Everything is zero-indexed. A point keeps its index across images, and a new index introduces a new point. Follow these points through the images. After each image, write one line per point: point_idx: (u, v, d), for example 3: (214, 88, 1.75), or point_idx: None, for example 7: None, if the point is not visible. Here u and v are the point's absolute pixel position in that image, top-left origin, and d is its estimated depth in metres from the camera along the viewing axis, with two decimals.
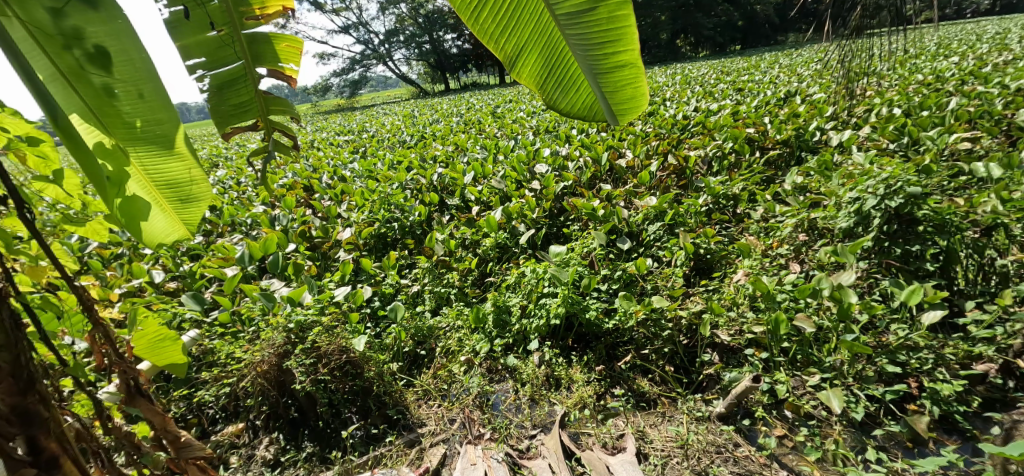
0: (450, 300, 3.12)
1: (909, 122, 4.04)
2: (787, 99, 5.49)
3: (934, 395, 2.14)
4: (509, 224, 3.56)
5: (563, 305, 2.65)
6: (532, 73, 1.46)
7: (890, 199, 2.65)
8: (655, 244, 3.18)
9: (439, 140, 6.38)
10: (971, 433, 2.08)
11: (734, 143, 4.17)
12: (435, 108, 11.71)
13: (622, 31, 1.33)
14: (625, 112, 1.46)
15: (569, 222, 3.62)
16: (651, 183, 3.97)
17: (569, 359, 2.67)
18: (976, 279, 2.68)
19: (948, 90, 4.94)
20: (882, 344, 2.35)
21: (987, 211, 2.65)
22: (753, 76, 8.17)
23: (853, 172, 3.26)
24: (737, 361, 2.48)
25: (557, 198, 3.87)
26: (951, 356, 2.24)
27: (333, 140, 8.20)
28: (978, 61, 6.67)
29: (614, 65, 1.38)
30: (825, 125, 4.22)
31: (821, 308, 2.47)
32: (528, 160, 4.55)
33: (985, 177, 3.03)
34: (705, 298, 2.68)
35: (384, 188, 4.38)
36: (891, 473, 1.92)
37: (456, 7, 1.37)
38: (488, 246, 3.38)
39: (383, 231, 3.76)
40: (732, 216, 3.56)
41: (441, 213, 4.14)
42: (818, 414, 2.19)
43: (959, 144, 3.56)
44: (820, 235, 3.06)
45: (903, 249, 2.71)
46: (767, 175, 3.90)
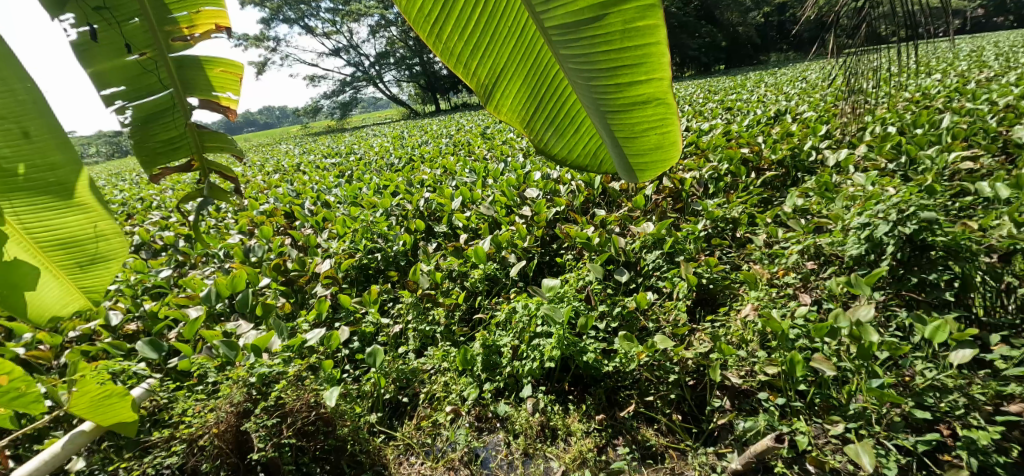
0: (436, 339, 2.88)
1: (905, 140, 3.87)
2: (778, 118, 5.33)
3: (970, 444, 1.92)
4: (498, 254, 3.35)
5: (558, 347, 2.41)
6: (514, 106, 1.31)
7: (903, 226, 2.46)
8: (654, 274, 2.97)
9: (427, 163, 6.18)
10: None
11: (730, 165, 3.97)
12: (425, 130, 11.50)
13: (647, 49, 1.08)
14: (651, 163, 1.28)
15: (563, 252, 3.41)
16: (647, 207, 3.75)
17: (566, 406, 2.46)
18: (996, 306, 2.46)
19: (936, 108, 4.84)
20: (906, 388, 2.15)
21: (1004, 234, 2.47)
22: (742, 95, 8.07)
23: (857, 194, 3.05)
24: (750, 406, 2.28)
25: (550, 224, 3.67)
26: (982, 397, 2.03)
27: (319, 163, 7.97)
28: (960, 78, 6.60)
29: (629, 101, 1.17)
30: (821, 144, 4.06)
31: (839, 347, 2.26)
32: (518, 184, 4.36)
33: (991, 198, 2.84)
34: (712, 335, 2.47)
35: (365, 214, 4.13)
36: None
37: (413, 21, 1.20)
38: (475, 279, 3.15)
39: (365, 262, 3.53)
40: (732, 241, 3.29)
41: (428, 240, 3.92)
42: (844, 469, 1.98)
43: (960, 163, 3.39)
44: (828, 262, 2.84)
45: (919, 277, 2.51)
46: (765, 197, 3.69)
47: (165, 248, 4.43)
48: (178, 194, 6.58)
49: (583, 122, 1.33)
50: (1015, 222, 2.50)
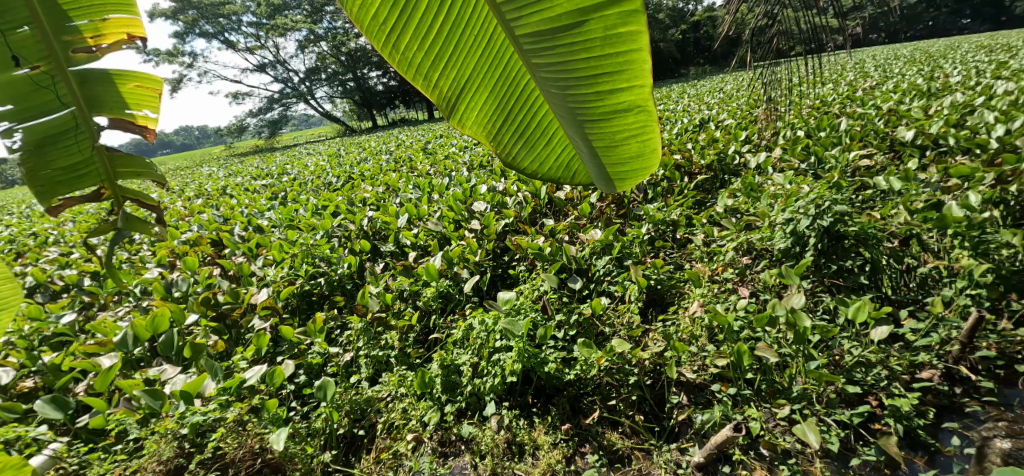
0: (390, 364, 2.80)
1: (813, 142, 4.24)
2: (703, 125, 5.68)
3: (896, 412, 2.14)
4: (451, 271, 3.33)
5: (518, 359, 2.43)
6: (482, 118, 1.34)
7: (822, 218, 2.70)
8: (605, 279, 3.07)
9: (368, 181, 6.05)
10: (935, 447, 2.08)
11: (665, 171, 4.17)
12: (359, 148, 11.23)
13: (628, 56, 1.12)
14: (631, 170, 1.33)
15: (515, 264, 3.45)
16: (592, 215, 3.86)
17: (531, 420, 2.47)
18: (900, 285, 2.67)
19: (834, 113, 5.36)
20: (838, 366, 2.32)
21: (901, 220, 2.76)
22: (669, 106, 8.53)
23: (778, 193, 3.29)
24: (705, 399, 2.40)
25: (499, 236, 3.70)
26: (898, 367, 2.26)
27: (249, 186, 7.57)
28: (852, 87, 7.35)
29: (610, 108, 1.21)
30: (743, 148, 4.36)
31: (778, 336, 2.43)
32: (465, 198, 4.36)
33: (886, 191, 3.09)
34: (665, 334, 2.58)
35: (306, 237, 3.93)
36: None
37: (377, 35, 1.20)
38: (428, 298, 3.10)
39: (308, 289, 3.39)
40: (674, 242, 3.45)
41: (375, 261, 3.83)
42: (795, 450, 2.13)
43: (858, 161, 3.77)
44: (760, 256, 3.04)
45: (838, 264, 2.74)
46: (698, 199, 3.92)
47: (67, 288, 4.01)
48: (83, 227, 6.02)
49: (553, 134, 1.38)
50: (910, 211, 2.78)
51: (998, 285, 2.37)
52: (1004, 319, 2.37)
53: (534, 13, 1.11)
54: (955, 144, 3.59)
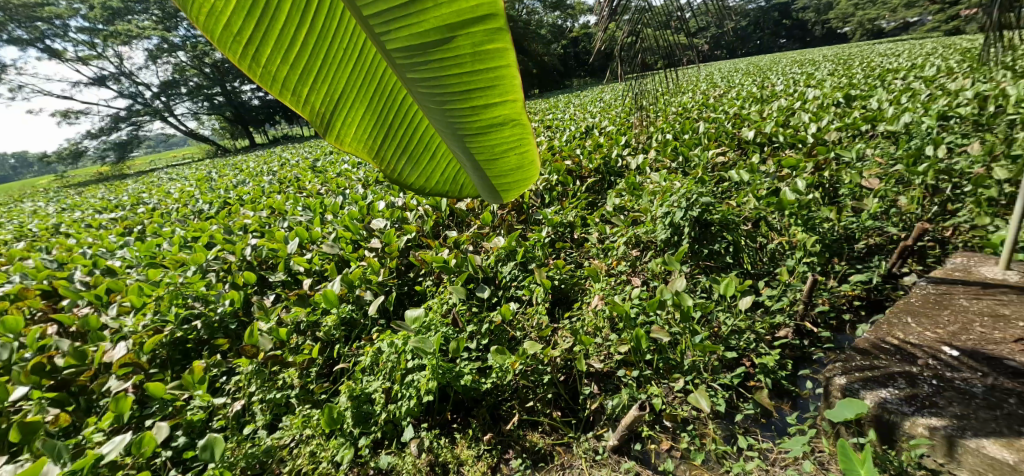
0: (290, 406, 2.78)
1: (679, 144, 4.79)
2: (588, 133, 6.12)
3: (764, 368, 2.50)
4: (353, 294, 3.33)
5: (433, 377, 2.52)
6: (358, 136, 1.23)
7: (692, 209, 3.07)
8: (512, 284, 3.26)
9: (247, 206, 5.72)
10: (795, 392, 2.49)
11: (558, 176, 4.47)
12: (241, 168, 10.53)
13: (499, 72, 1.04)
14: (514, 185, 1.26)
15: (421, 279, 3.55)
16: (494, 223, 4.01)
17: (452, 438, 2.57)
18: (757, 260, 3.15)
19: (694, 117, 6.08)
20: (718, 336, 2.67)
21: (751, 206, 3.25)
22: (556, 114, 9.08)
23: (656, 189, 3.69)
24: (614, 385, 2.66)
25: (402, 253, 3.76)
26: (762, 330, 2.66)
27: (92, 219, 6.71)
28: (708, 93, 8.36)
29: (486, 125, 1.13)
30: (623, 152, 4.83)
31: (667, 317, 2.75)
32: (362, 216, 4.34)
33: (739, 182, 3.63)
34: (573, 330, 2.81)
35: (172, 275, 3.61)
36: (763, 455, 2.23)
37: (228, 46, 1.08)
38: (328, 328, 3.08)
39: (180, 336, 3.20)
40: (573, 242, 3.74)
41: (263, 293, 3.71)
42: (691, 417, 2.43)
43: (717, 158, 4.35)
44: (647, 247, 3.38)
45: (708, 248, 3.14)
46: (590, 200, 4.27)
47: None
48: None
49: (437, 149, 1.27)
50: (758, 199, 3.29)
51: (824, 252, 2.91)
52: (831, 278, 2.89)
53: (400, 23, 1.02)
54: (785, 140, 4.28)
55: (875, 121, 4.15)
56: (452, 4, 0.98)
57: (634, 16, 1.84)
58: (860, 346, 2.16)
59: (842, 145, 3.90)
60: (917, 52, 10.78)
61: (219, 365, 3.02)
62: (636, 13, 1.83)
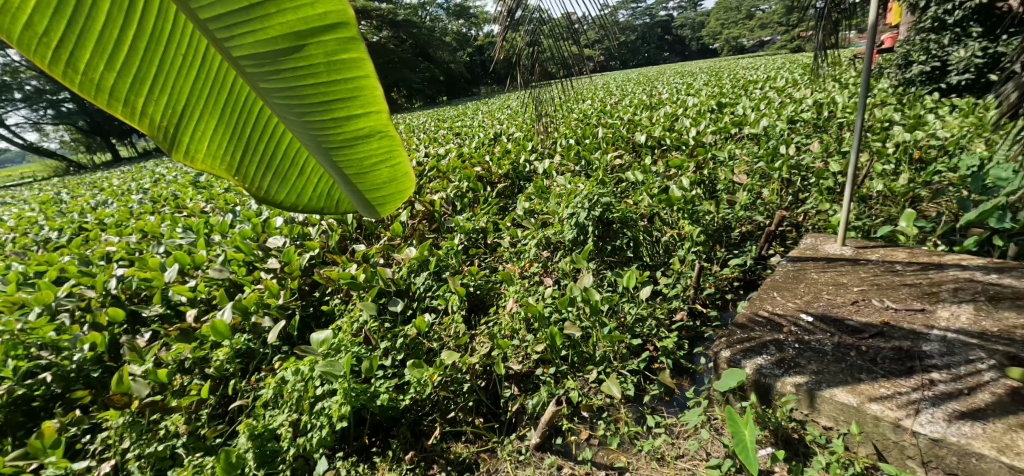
0: (176, 461, 2.45)
1: (581, 148, 5.09)
2: (496, 140, 6.25)
3: (666, 350, 2.65)
4: (249, 322, 3.10)
5: (345, 402, 2.44)
6: (214, 151, 1.16)
7: (594, 210, 3.33)
8: (427, 294, 3.28)
9: (112, 229, 5.08)
10: (693, 369, 2.65)
11: (468, 183, 4.57)
12: (116, 183, 9.50)
13: (358, 82, 1.10)
14: (387, 196, 1.29)
15: (329, 297, 3.39)
16: (405, 233, 4.05)
17: (369, 462, 2.49)
18: (655, 252, 3.42)
19: (594, 124, 6.44)
20: (624, 325, 2.80)
21: (645, 204, 3.58)
22: (465, 121, 9.21)
23: (562, 193, 3.96)
24: (533, 384, 2.67)
25: (305, 271, 3.58)
26: (663, 315, 2.84)
27: None
28: (605, 100, 8.95)
29: (349, 133, 1.17)
30: (531, 157, 5.06)
31: (579, 312, 2.84)
32: (257, 234, 4.07)
33: (635, 182, 3.98)
34: (490, 335, 2.84)
35: (10, 322, 3.13)
36: (670, 429, 2.35)
37: (49, 56, 0.99)
38: (220, 363, 2.86)
39: (28, 392, 2.79)
40: (486, 247, 3.87)
41: (133, 332, 3.32)
42: (606, 405, 2.50)
43: (615, 160, 4.68)
44: (556, 248, 3.54)
45: (611, 245, 3.41)
46: (501, 205, 4.43)
47: None
48: None
49: (305, 163, 1.24)
50: (650, 196, 3.62)
51: (707, 240, 3.27)
52: (715, 263, 3.21)
53: (249, 36, 1.03)
54: (671, 144, 4.66)
55: (741, 125, 4.76)
56: (302, 17, 1.02)
57: (535, 27, 2.08)
58: (737, 321, 2.46)
59: (714, 145, 4.45)
60: (777, 66, 12.30)
61: (78, 423, 2.67)
62: (537, 24, 2.07)
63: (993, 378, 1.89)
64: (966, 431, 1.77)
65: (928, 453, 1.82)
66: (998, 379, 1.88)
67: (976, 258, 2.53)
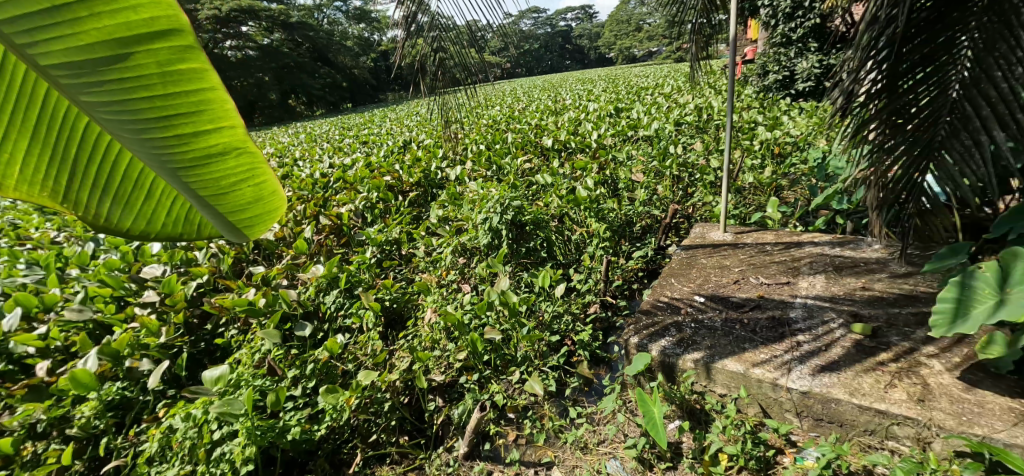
0: None
1: (491, 153, 5.14)
2: (407, 147, 6.16)
3: (582, 342, 2.74)
4: (122, 367, 2.74)
5: (249, 443, 2.23)
6: (25, 176, 0.94)
7: (506, 213, 3.26)
8: (339, 314, 3.12)
9: None
10: (607, 357, 2.77)
11: (378, 192, 4.46)
12: None
13: (203, 96, 0.93)
14: (255, 218, 1.12)
15: (223, 330, 3.10)
16: (311, 250, 3.82)
17: None
18: (567, 249, 3.44)
19: (504, 127, 6.50)
20: (542, 323, 2.85)
21: (555, 205, 3.66)
22: (372, 130, 9.01)
23: (474, 198, 3.95)
24: (457, 393, 2.68)
25: (191, 302, 3.24)
26: (577, 310, 2.94)
27: None
28: (511, 107, 9.25)
29: (200, 156, 0.99)
30: (442, 164, 5.02)
31: (498, 315, 2.87)
32: (130, 265, 3.63)
33: (545, 184, 4.14)
34: (410, 348, 2.78)
35: None
36: (589, 417, 2.49)
37: None
38: (86, 420, 2.46)
39: None
40: (401, 258, 3.76)
41: None
42: (531, 404, 2.57)
43: (525, 164, 4.81)
44: (473, 254, 3.48)
45: (525, 246, 3.36)
46: (414, 215, 4.34)
47: None
48: None
49: (154, 186, 1.04)
50: (559, 198, 3.74)
51: (612, 235, 3.48)
52: (621, 257, 3.40)
53: (57, 41, 0.84)
54: (576, 146, 4.99)
55: (636, 128, 5.20)
56: (125, 17, 0.85)
57: (440, 34, 2.17)
58: (642, 308, 2.71)
59: (614, 146, 4.85)
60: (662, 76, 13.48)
61: None
62: (441, 32, 2.17)
63: (842, 334, 2.30)
64: (828, 382, 2.11)
65: (800, 405, 2.15)
66: (846, 334, 2.29)
67: (823, 237, 3.05)
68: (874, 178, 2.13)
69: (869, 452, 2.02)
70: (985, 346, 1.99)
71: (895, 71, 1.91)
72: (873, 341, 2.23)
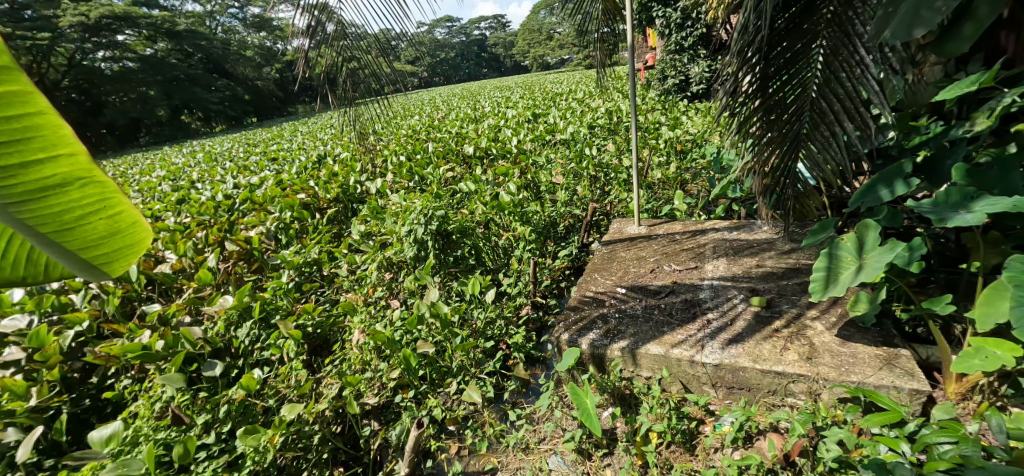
0: None
1: (413, 164, 4.90)
2: (321, 162, 5.83)
3: (517, 344, 2.76)
4: None
5: None
6: None
7: (430, 223, 3.16)
8: (255, 347, 2.88)
9: None
10: (542, 356, 2.84)
11: (292, 211, 4.07)
12: None
13: (34, 120, 1.00)
14: (114, 252, 1.13)
15: (112, 381, 2.78)
16: (218, 280, 3.50)
17: None
18: (495, 254, 3.43)
19: (426, 137, 6.29)
20: (476, 331, 2.81)
21: (480, 213, 3.67)
22: (280, 146, 8.50)
23: (397, 211, 3.67)
24: (393, 414, 2.59)
25: (70, 355, 2.85)
26: (510, 314, 2.94)
27: None
28: (429, 116, 9.16)
29: (37, 183, 1.01)
30: (361, 177, 4.69)
31: (430, 328, 2.81)
32: None
33: (470, 191, 3.99)
34: (338, 374, 2.66)
35: None
36: (528, 417, 2.53)
37: None
38: None
39: None
40: (323, 279, 3.52)
41: None
42: (471, 413, 2.55)
43: (448, 173, 4.68)
44: (400, 268, 3.32)
45: (453, 256, 3.30)
46: (334, 231, 4.08)
47: None
48: None
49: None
50: (484, 204, 3.73)
51: (539, 236, 3.53)
52: (548, 257, 3.46)
53: None
54: (497, 152, 5.00)
55: (552, 133, 5.39)
56: None
57: (352, 43, 2.15)
58: (570, 304, 2.83)
59: (534, 151, 4.97)
60: (574, 81, 13.90)
61: None
62: (353, 40, 2.14)
63: (744, 307, 2.59)
64: (735, 353, 2.35)
65: (715, 377, 2.37)
66: (746, 308, 2.59)
67: (721, 223, 3.40)
68: (756, 167, 2.44)
69: (773, 410, 2.29)
70: (853, 305, 2.34)
71: (766, 73, 2.22)
72: (769, 311, 2.54)
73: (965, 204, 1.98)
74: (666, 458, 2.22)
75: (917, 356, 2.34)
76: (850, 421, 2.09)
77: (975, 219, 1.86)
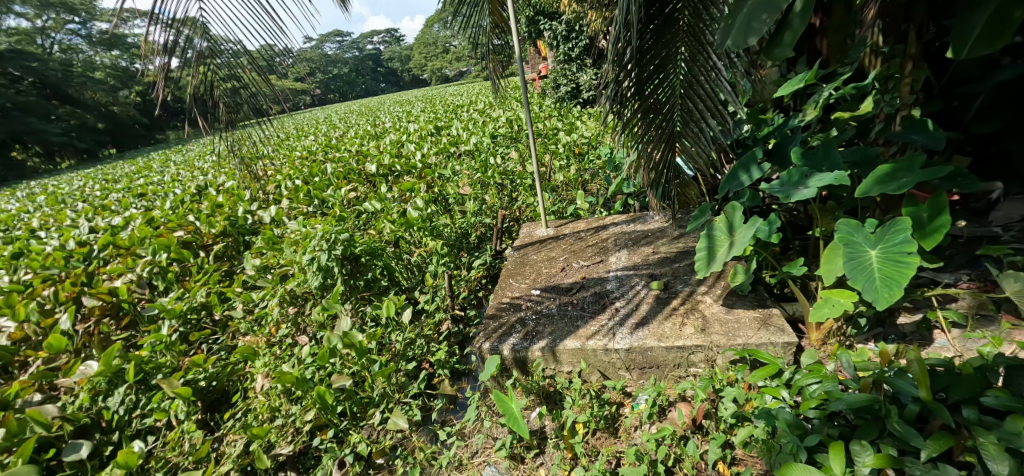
0: None
1: (310, 187, 4.53)
2: (200, 193, 5.22)
3: (439, 361, 2.69)
4: None
5: None
6: None
7: (334, 248, 2.97)
8: (134, 416, 2.50)
9: None
10: (468, 369, 2.80)
11: (167, 253, 3.57)
12: None
13: None
14: None
15: None
16: (77, 343, 2.99)
17: None
18: (408, 272, 3.34)
19: (322, 158, 5.85)
20: (395, 354, 2.72)
21: (387, 231, 3.52)
22: (147, 179, 7.53)
23: (296, 238, 3.39)
24: (311, 459, 2.38)
25: None
26: (430, 332, 2.87)
27: None
28: (318, 136, 8.66)
29: None
30: (251, 206, 4.26)
31: (345, 359, 2.65)
32: None
33: (374, 211, 3.80)
34: (243, 428, 2.41)
35: None
36: (459, 433, 2.47)
37: None
38: None
39: None
40: (215, 326, 3.16)
41: None
42: (399, 440, 2.44)
43: (350, 193, 4.38)
44: (305, 300, 3.08)
45: (363, 280, 3.12)
46: (224, 268, 3.65)
47: None
48: None
49: None
50: (392, 222, 3.58)
51: (449, 249, 3.51)
52: (462, 268, 3.44)
53: None
54: (401, 169, 4.85)
55: (456, 145, 5.36)
56: None
57: (227, 60, 1.98)
58: (489, 313, 2.84)
59: (438, 165, 4.92)
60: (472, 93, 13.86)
61: None
62: (228, 58, 1.98)
63: (645, 292, 2.83)
64: (642, 335, 2.54)
65: (629, 360, 2.54)
66: (647, 292, 2.82)
67: (619, 217, 3.66)
68: (645, 162, 2.69)
69: (681, 382, 2.52)
70: (732, 278, 2.66)
71: (640, 78, 2.45)
72: (666, 293, 2.80)
73: (802, 181, 2.35)
74: (593, 445, 2.32)
75: (786, 313, 2.73)
76: (741, 379, 2.36)
77: (811, 193, 2.23)
